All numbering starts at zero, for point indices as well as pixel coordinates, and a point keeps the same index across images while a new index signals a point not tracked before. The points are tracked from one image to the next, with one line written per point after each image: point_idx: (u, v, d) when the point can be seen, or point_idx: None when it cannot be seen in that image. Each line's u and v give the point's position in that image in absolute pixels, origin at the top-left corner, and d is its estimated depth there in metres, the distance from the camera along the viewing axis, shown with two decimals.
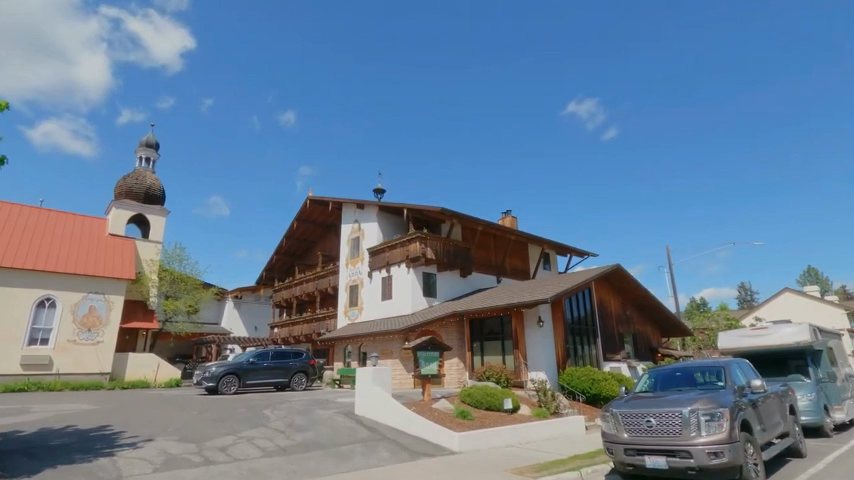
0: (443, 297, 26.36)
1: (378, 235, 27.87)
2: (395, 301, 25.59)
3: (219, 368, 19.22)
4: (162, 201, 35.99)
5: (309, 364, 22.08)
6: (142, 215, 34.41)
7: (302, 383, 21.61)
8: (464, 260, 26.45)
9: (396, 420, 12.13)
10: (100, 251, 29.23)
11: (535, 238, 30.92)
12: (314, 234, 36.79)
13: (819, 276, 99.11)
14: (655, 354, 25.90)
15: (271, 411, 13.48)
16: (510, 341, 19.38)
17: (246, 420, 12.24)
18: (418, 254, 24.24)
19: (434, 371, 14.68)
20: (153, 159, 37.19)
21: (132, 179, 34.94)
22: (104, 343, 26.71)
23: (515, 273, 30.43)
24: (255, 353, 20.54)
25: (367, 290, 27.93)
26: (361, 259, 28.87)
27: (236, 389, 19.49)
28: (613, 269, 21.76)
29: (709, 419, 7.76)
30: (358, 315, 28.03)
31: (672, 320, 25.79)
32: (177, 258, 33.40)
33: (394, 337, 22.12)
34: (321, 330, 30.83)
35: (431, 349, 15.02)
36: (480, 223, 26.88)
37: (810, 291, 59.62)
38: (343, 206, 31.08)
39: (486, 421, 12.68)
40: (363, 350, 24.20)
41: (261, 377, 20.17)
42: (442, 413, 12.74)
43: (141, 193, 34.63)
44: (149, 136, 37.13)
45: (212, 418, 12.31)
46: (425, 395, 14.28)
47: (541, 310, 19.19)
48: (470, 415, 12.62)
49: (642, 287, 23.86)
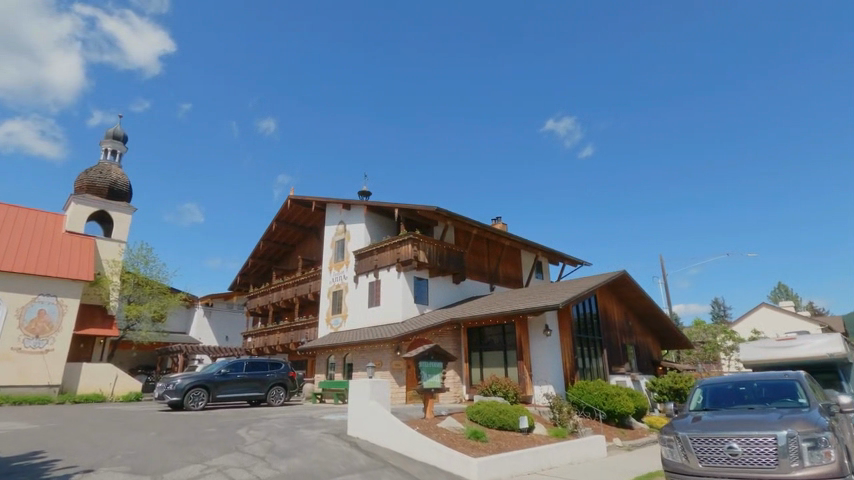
0: (436, 304, 24.57)
1: (366, 237, 25.95)
2: (384, 308, 23.63)
3: (185, 380, 16.97)
4: (129, 197, 33.20)
5: (289, 377, 19.86)
6: (105, 212, 31.56)
7: (279, 398, 19.39)
8: (457, 265, 24.82)
9: (400, 443, 10.23)
10: (55, 249, 26.38)
11: (529, 244, 29.60)
12: (294, 237, 34.60)
13: (789, 292, 101.44)
14: (658, 367, 24.60)
15: (246, 431, 11.38)
16: (513, 351, 17.71)
17: (216, 443, 10.11)
18: (410, 257, 22.44)
19: (439, 384, 12.80)
20: (120, 153, 34.43)
21: (96, 172, 32.12)
22: (54, 352, 23.75)
23: (509, 281, 28.94)
24: (228, 363, 18.24)
25: (352, 296, 25.89)
26: (345, 263, 26.86)
27: (204, 404, 17.19)
28: (620, 275, 20.43)
29: (812, 446, 6.26)
30: (342, 323, 25.89)
31: (674, 331, 24.65)
32: (142, 259, 30.38)
33: (385, 346, 20.11)
34: (301, 339, 28.49)
35: (434, 359, 13.08)
36: (475, 226, 25.35)
37: (785, 306, 60.17)
38: (327, 207, 29.08)
39: (502, 443, 10.90)
40: (348, 360, 22.08)
41: (234, 390, 17.89)
42: (450, 433, 10.89)
43: (105, 188, 31.85)
44: (117, 127, 34.40)
45: (174, 442, 10.12)
46: (427, 412, 12.40)
47: (548, 318, 17.61)
48: (484, 436, 10.82)
49: (646, 295, 22.66)
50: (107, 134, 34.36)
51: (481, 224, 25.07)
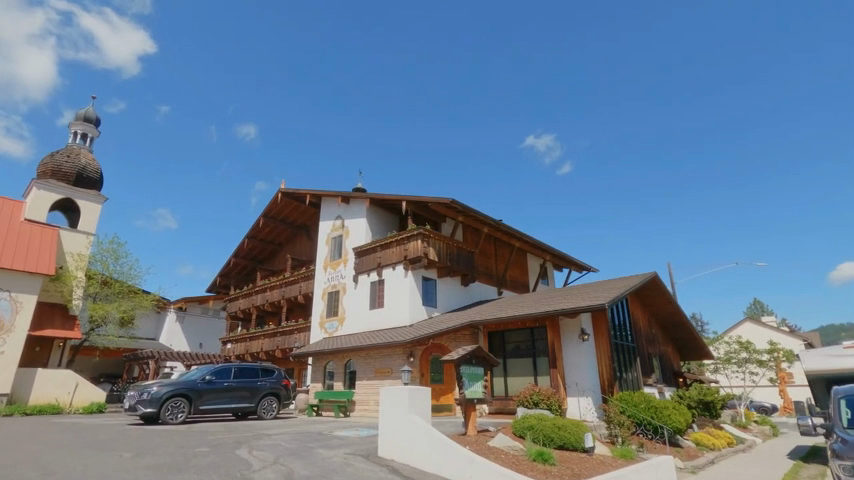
0: (443, 308, 22.35)
1: (367, 233, 23.66)
2: (388, 310, 21.35)
3: (161, 389, 14.26)
4: (99, 185, 30.03)
5: (283, 385, 17.29)
6: (70, 201, 28.26)
7: (271, 410, 16.84)
8: (467, 265, 22.79)
9: (453, 468, 8.06)
10: (11, 238, 23.13)
11: (538, 248, 27.85)
12: (281, 236, 32.00)
13: (764, 308, 102.85)
14: (679, 379, 22.96)
15: (249, 451, 8.97)
16: (544, 358, 15.72)
17: (213, 469, 7.64)
18: (420, 254, 20.27)
19: (481, 394, 10.60)
20: (90, 137, 31.37)
21: (63, 156, 29.03)
22: (3, 356, 20.44)
23: (516, 286, 27.02)
24: (213, 369, 15.58)
25: (350, 297, 23.49)
26: (343, 261, 24.46)
27: (185, 417, 14.50)
28: (653, 277, 18.71)
29: None
30: (338, 328, 23.47)
31: (697, 341, 23.11)
32: (112, 254, 27.23)
33: (396, 352, 17.76)
34: (289, 345, 25.85)
35: (476, 364, 10.90)
36: (487, 224, 23.44)
37: (766, 322, 59.93)
38: (323, 201, 26.68)
39: (574, 466, 8.82)
40: (350, 368, 19.56)
41: (220, 401, 15.25)
42: (510, 454, 8.75)
43: (72, 173, 28.66)
44: (88, 109, 31.36)
45: (156, 466, 7.63)
46: (470, 428, 10.20)
47: (583, 321, 15.65)
48: (551, 457, 8.68)
49: (673, 302, 20.96)
50: (78, 115, 31.26)
51: (494, 221, 23.18)
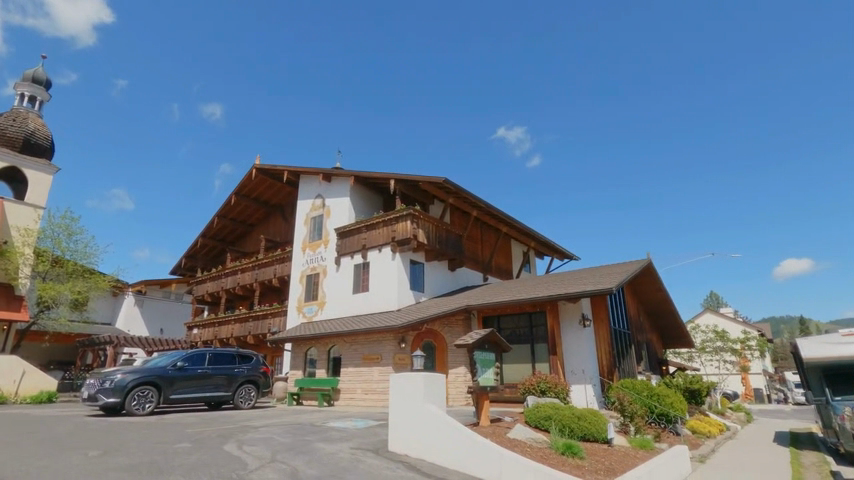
0: (430, 293, 21.43)
1: (350, 213, 22.34)
2: (373, 294, 20.26)
3: (127, 376, 12.70)
4: (49, 154, 27.26)
5: (261, 373, 15.97)
6: (16, 169, 25.45)
7: (249, 399, 15.56)
8: (455, 249, 21.92)
9: (477, 463, 7.15)
10: None
11: (524, 234, 27.29)
12: (253, 215, 30.13)
13: (719, 300, 107.63)
14: (663, 367, 23.01)
15: (240, 447, 7.76)
16: (542, 344, 15.11)
17: (202, 470, 6.43)
18: (409, 236, 19.19)
19: (493, 382, 9.75)
20: (41, 100, 28.50)
21: (8, 119, 26.20)
22: None
23: (501, 272, 26.38)
24: (185, 355, 14.10)
25: (331, 281, 22.22)
26: (324, 242, 23.08)
27: (153, 408, 13.06)
28: (647, 264, 18.39)
29: None
30: (318, 312, 22.22)
31: (682, 329, 23.17)
32: (65, 230, 24.67)
33: (386, 337, 16.77)
34: (263, 331, 24.34)
35: (488, 350, 10.05)
36: (476, 208, 22.60)
37: (723, 313, 62.11)
38: (302, 178, 25.09)
39: (603, 459, 8.10)
40: (334, 354, 18.41)
41: (192, 391, 13.84)
42: (535, 447, 7.95)
43: (18, 139, 25.88)
44: (38, 69, 28.39)
45: (130, 468, 6.34)
46: (482, 419, 9.32)
47: (584, 306, 15.07)
48: (579, 450, 7.93)
49: (663, 290, 20.79)
50: (26, 75, 28.24)
51: (484, 204, 22.36)
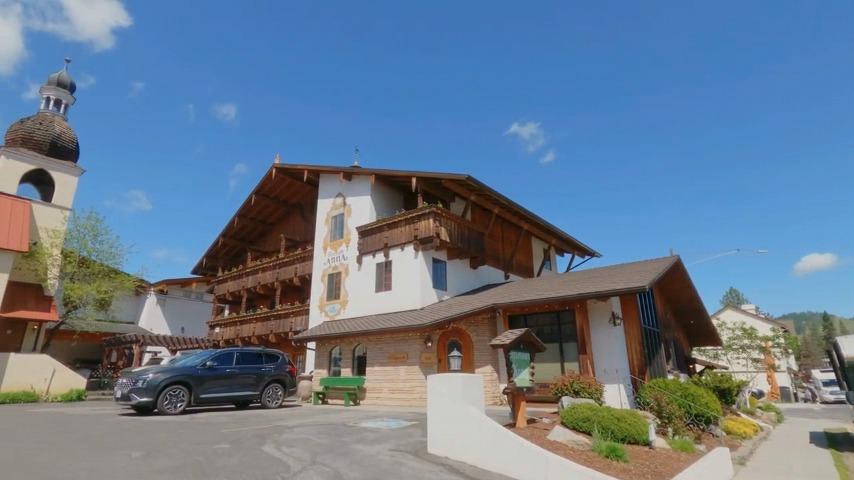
0: (453, 291, 21.28)
1: (371, 211, 22.28)
2: (396, 293, 20.18)
3: (158, 375, 12.80)
4: (74, 156, 27.72)
5: (287, 372, 16.03)
6: (43, 171, 25.92)
7: (276, 398, 15.63)
8: (477, 247, 21.73)
9: (521, 465, 6.95)
10: None
11: (545, 230, 26.97)
12: (272, 214, 30.26)
13: (740, 297, 105.57)
14: (690, 366, 22.54)
15: (278, 449, 7.71)
16: (571, 343, 14.86)
17: (247, 472, 6.39)
18: (432, 234, 19.04)
19: (529, 383, 9.55)
20: (65, 104, 29.01)
21: (34, 123, 26.71)
22: None
23: (522, 270, 26.12)
24: (213, 354, 14.18)
25: (353, 279, 22.22)
26: (345, 241, 23.06)
27: (184, 407, 13.18)
28: (676, 261, 17.98)
29: None
30: (340, 311, 22.25)
31: (709, 328, 22.65)
32: (91, 231, 25.12)
33: (412, 336, 16.68)
34: (285, 330, 24.47)
35: (523, 350, 9.86)
36: (497, 205, 22.36)
37: (745, 309, 60.81)
38: (322, 177, 25.10)
39: (648, 462, 7.88)
40: (359, 353, 18.40)
41: (221, 390, 13.93)
42: (578, 450, 7.76)
43: (45, 142, 26.37)
44: (62, 73, 28.85)
45: (176, 470, 6.34)
46: (519, 420, 9.15)
47: (613, 304, 14.77)
48: (623, 453, 7.71)
49: (690, 287, 20.33)
50: (51, 79, 28.73)
51: (505, 201, 22.11)
